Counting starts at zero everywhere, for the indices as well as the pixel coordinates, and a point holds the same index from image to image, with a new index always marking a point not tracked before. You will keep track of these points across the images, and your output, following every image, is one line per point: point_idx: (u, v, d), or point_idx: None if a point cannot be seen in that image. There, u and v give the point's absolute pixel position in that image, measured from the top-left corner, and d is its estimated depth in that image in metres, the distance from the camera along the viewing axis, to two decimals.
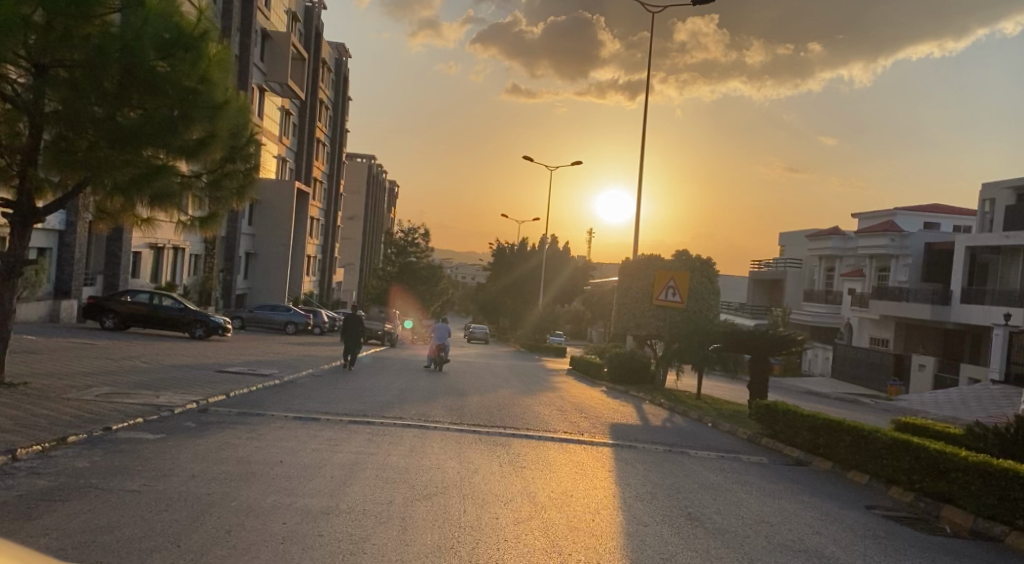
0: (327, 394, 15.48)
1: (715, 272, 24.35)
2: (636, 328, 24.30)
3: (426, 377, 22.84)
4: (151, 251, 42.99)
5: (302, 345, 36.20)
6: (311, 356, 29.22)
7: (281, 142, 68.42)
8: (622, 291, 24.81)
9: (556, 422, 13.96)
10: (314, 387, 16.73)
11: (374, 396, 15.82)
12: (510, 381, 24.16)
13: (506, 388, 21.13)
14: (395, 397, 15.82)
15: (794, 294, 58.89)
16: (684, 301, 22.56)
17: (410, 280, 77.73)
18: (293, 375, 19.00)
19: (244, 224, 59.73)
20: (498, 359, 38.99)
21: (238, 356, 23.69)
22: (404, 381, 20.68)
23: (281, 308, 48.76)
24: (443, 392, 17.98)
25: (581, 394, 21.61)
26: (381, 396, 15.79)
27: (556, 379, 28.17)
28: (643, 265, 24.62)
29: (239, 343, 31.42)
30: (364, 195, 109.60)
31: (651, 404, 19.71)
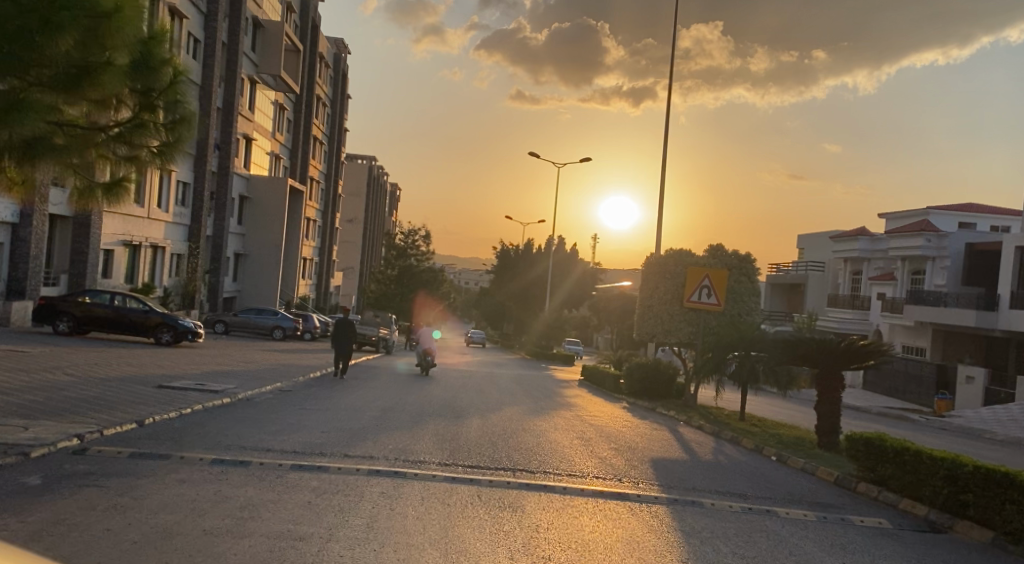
0: (288, 419, 12.10)
1: (754, 269, 20.99)
2: (663, 335, 20.81)
3: (420, 391, 19.56)
4: (126, 250, 39.72)
5: (287, 353, 32.93)
6: (291, 364, 25.93)
7: (274, 139, 65.21)
8: (647, 293, 21.41)
9: (580, 458, 10.56)
10: (275, 410, 13.34)
11: (347, 421, 12.39)
12: (515, 396, 20.79)
13: (513, 406, 17.81)
14: (375, 422, 12.42)
15: (818, 299, 55.33)
16: (721, 303, 19.47)
17: (411, 284, 74.48)
18: (257, 392, 15.63)
19: (233, 223, 56.46)
20: (503, 370, 35.60)
21: (202, 366, 20.39)
22: (390, 397, 17.42)
23: (269, 311, 45.45)
24: (436, 412, 14.63)
25: (601, 413, 18.23)
26: (356, 421, 12.40)
27: (568, 392, 24.76)
28: (672, 262, 21.11)
29: (214, 350, 28.20)
30: (364, 197, 106.43)
31: (689, 427, 16.30)
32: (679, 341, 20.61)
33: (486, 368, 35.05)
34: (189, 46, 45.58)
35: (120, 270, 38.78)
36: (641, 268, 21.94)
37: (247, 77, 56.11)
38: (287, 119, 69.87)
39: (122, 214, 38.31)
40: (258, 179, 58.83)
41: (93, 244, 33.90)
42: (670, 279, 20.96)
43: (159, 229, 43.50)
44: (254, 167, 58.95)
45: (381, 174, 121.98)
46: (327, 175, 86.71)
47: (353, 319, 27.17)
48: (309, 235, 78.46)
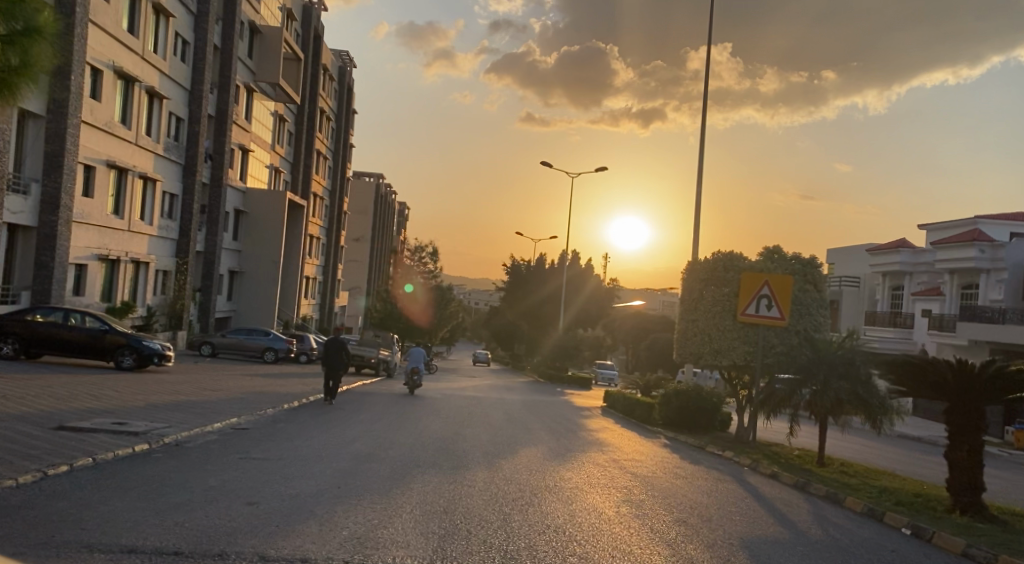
0: (211, 477, 8.44)
1: (822, 276, 17.40)
2: (712, 356, 17.07)
3: (416, 424, 15.93)
4: (103, 265, 36.37)
5: (274, 377, 29.37)
6: (269, 390, 22.30)
7: (274, 151, 62.09)
8: (690, 304, 17.80)
9: (636, 548, 6.88)
10: (204, 460, 9.65)
11: (301, 480, 8.68)
12: (535, 430, 17.08)
13: (530, 446, 14.11)
14: (337, 482, 8.69)
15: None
16: (785, 316, 16.09)
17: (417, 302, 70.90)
18: (197, 432, 11.94)
19: (228, 238, 53.16)
20: (514, 395, 31.81)
21: (151, 396, 16.78)
22: (374, 433, 13.82)
23: (260, 331, 42.08)
24: (430, 462, 10.98)
25: (641, 454, 14.49)
26: (314, 480, 8.68)
27: (594, 424, 21.04)
28: (722, 267, 17.45)
29: (187, 374, 24.68)
30: (371, 215, 103.33)
31: (760, 475, 12.57)
32: (731, 363, 16.91)
33: (496, 394, 31.34)
34: (177, 47, 42.34)
35: (95, 287, 35.32)
36: (682, 276, 18.40)
37: (243, 85, 52.90)
38: (288, 131, 66.64)
39: (98, 226, 35.01)
40: (255, 193, 55.54)
41: (59, 258, 30.76)
42: (721, 287, 17.29)
43: (142, 243, 40.21)
44: (251, 180, 55.77)
45: (389, 192, 118.92)
46: (331, 192, 83.55)
47: (343, 336, 23.78)
48: (311, 253, 75.15)
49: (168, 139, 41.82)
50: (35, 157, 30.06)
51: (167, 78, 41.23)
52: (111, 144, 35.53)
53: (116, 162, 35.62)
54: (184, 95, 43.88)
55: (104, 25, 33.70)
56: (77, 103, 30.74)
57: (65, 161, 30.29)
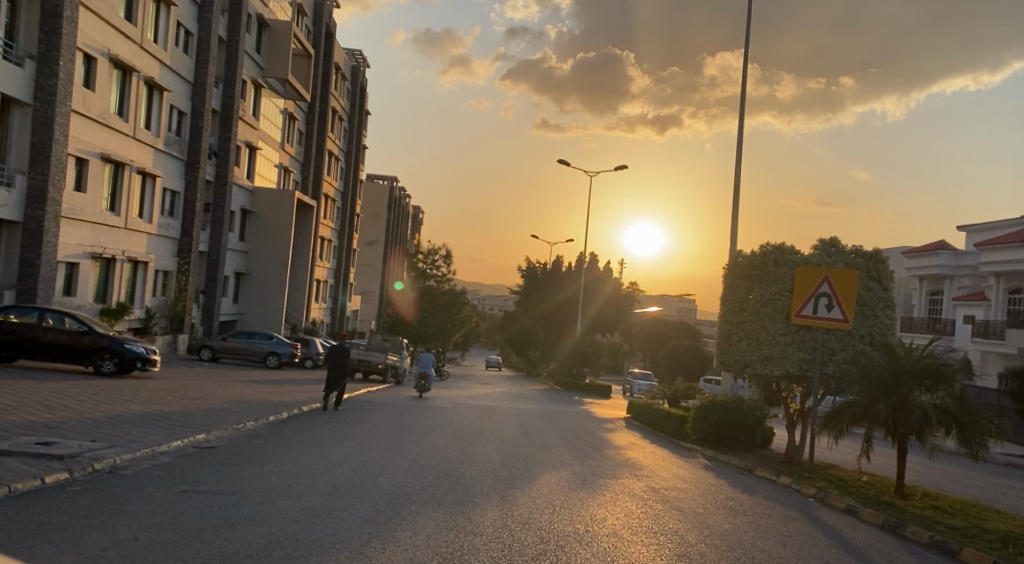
0: (121, 532, 6.13)
1: (887, 272, 15.07)
2: (762, 364, 14.78)
3: (418, 442, 13.67)
4: (98, 264, 34.43)
5: (271, 384, 27.30)
6: (260, 398, 20.13)
7: (283, 150, 60.13)
8: (736, 304, 15.53)
9: None
10: (129, 499, 7.36)
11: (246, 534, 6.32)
12: (555, 448, 14.88)
13: (551, 471, 11.79)
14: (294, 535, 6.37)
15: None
16: (848, 318, 13.87)
17: (429, 307, 68.45)
18: (142, 457, 9.65)
19: (233, 238, 51.28)
20: (530, 404, 29.50)
21: (114, 406, 14.61)
22: (364, 455, 11.54)
23: (262, 335, 40.04)
24: (428, 495, 8.74)
25: (681, 480, 12.23)
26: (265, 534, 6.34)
27: (620, 439, 18.78)
28: (772, 262, 15.14)
29: (174, 381, 22.61)
30: (384, 218, 101.47)
31: (833, 512, 10.26)
32: (785, 373, 14.61)
33: (511, 403, 29.14)
34: (179, 38, 40.35)
35: (88, 287, 33.30)
36: (723, 272, 16.17)
37: (252, 80, 50.88)
38: (298, 130, 64.61)
39: (91, 223, 32.93)
40: (262, 192, 53.61)
41: (46, 255, 28.83)
42: (772, 285, 15.00)
43: (141, 242, 38.23)
44: (258, 178, 53.87)
45: (403, 194, 117.19)
46: (343, 193, 81.63)
47: (346, 340, 21.77)
48: (322, 256, 73.27)
49: (169, 133, 39.81)
50: (20, 146, 28.04)
51: (169, 70, 39.22)
52: (107, 136, 33.54)
53: (111, 156, 33.57)
54: (187, 88, 41.88)
55: (99, 10, 31.70)
56: (66, 91, 28.79)
57: (53, 153, 28.33)
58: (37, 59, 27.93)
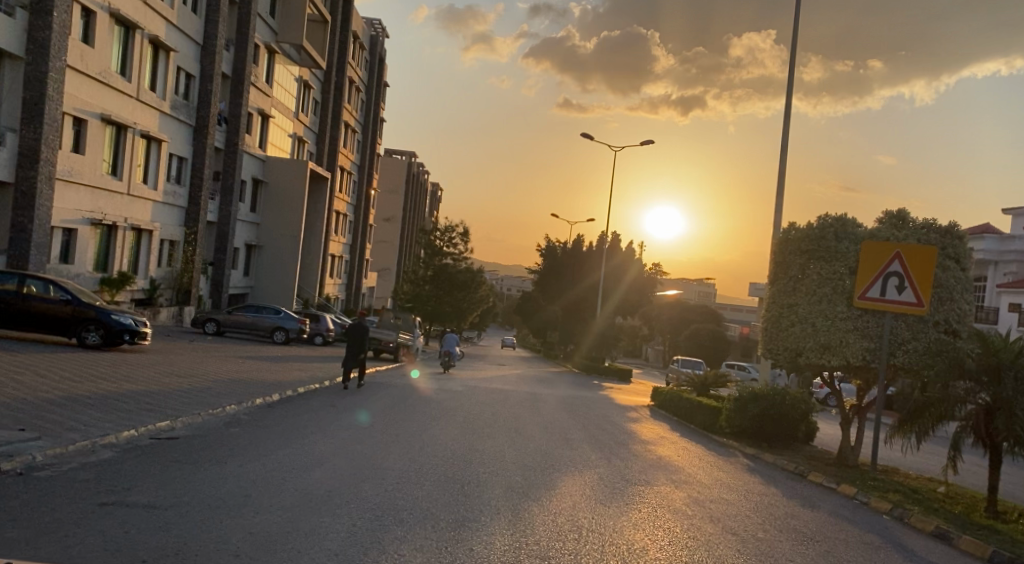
0: None
1: (967, 250, 12.99)
2: (818, 354, 12.87)
3: (420, 436, 11.82)
4: (99, 232, 32.77)
5: (272, 361, 25.60)
6: (253, 377, 18.40)
7: (297, 119, 58.21)
8: (787, 285, 13.60)
9: None
10: (19, 520, 5.55)
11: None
12: (579, 444, 13.05)
13: (574, 475, 9.94)
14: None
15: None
16: (923, 302, 11.93)
17: (445, 285, 66.60)
18: (72, 453, 7.82)
19: (244, 209, 49.64)
20: (547, 388, 27.65)
21: (76, 385, 12.86)
22: (354, 453, 9.72)
23: (269, 309, 38.43)
24: (423, 515, 6.87)
25: (724, 488, 10.38)
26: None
27: (647, 432, 16.93)
28: (832, 236, 13.16)
29: (166, 356, 20.97)
30: (402, 194, 99.49)
31: (925, 542, 8.34)
32: (844, 364, 12.71)
33: (526, 387, 27.32)
34: None
35: (87, 255, 31.61)
36: (774, 248, 14.17)
37: (265, 46, 48.89)
38: (314, 100, 62.60)
39: (91, 187, 31.08)
40: (275, 162, 51.85)
41: (39, 220, 27.28)
42: (831, 262, 13.05)
43: (145, 209, 36.43)
44: (271, 147, 52.07)
45: (420, 170, 114.97)
46: (360, 167, 79.72)
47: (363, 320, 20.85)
48: (337, 230, 71.73)
49: (176, 96, 37.93)
50: (12, 102, 26.29)
51: (176, 29, 37.14)
52: (109, 97, 31.73)
53: (112, 118, 31.48)
54: (196, 50, 39.83)
55: None
56: (61, 44, 26.98)
57: (45, 110, 26.56)
58: (30, 9, 26.11)
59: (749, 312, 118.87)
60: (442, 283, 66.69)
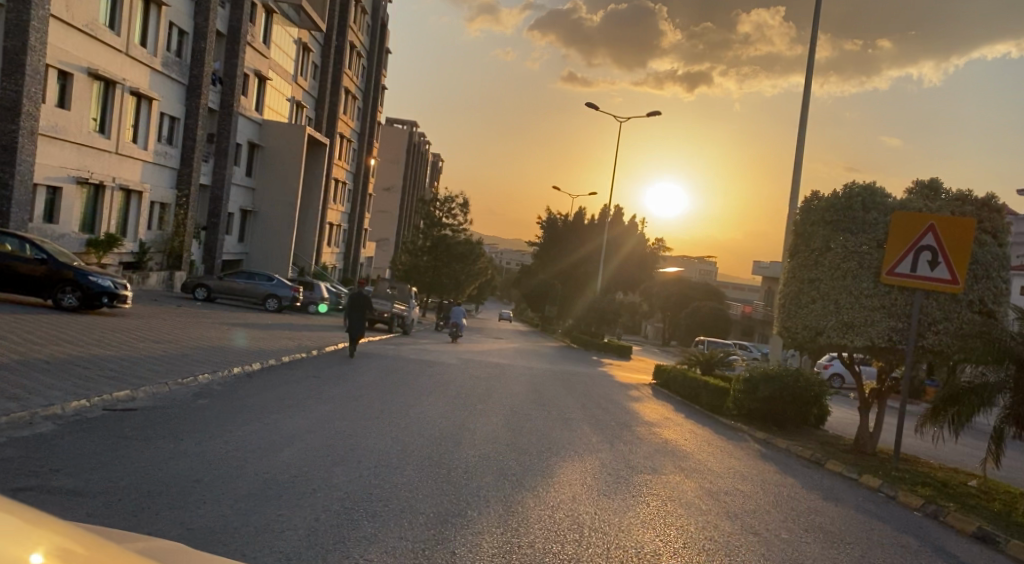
0: None
1: (1005, 225, 11.96)
2: (839, 333, 11.94)
3: (406, 412, 10.88)
4: (85, 192, 31.61)
5: (261, 328, 24.66)
6: (236, 345, 17.45)
7: (295, 82, 56.80)
8: (808, 258, 12.62)
9: None
10: None
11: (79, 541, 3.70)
12: (580, 424, 12.16)
13: (575, 460, 9.03)
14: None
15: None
16: (957, 279, 10.94)
17: (444, 257, 65.57)
18: (3, 427, 6.84)
19: (239, 172, 48.46)
20: (546, 364, 26.77)
21: (37, 348, 11.88)
22: (329, 432, 8.75)
23: (262, 276, 37.47)
24: (401, 507, 5.93)
25: (734, 477, 9.51)
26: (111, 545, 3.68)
27: (651, 412, 16.05)
28: (859, 206, 12.14)
29: (148, 320, 20.00)
30: (402, 163, 98.04)
31: (969, 546, 7.44)
32: (868, 345, 11.77)
33: (524, 361, 26.44)
34: None
35: (72, 214, 30.50)
36: (795, 219, 13.14)
37: (263, 5, 47.36)
38: (313, 63, 61.06)
39: (77, 144, 29.94)
40: (272, 125, 50.56)
41: (20, 176, 26.20)
42: (858, 234, 12.06)
43: (135, 169, 35.26)
44: (267, 111, 50.75)
45: (422, 140, 113.42)
46: (360, 134, 78.22)
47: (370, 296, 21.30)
48: (335, 197, 70.52)
49: (168, 53, 36.62)
50: None
51: None
52: (97, 50, 30.45)
53: (100, 73, 30.23)
54: (190, 6, 38.40)
55: None
56: None
57: (26, 61, 25.32)
58: None
59: (751, 292, 117.94)
60: (441, 255, 65.66)
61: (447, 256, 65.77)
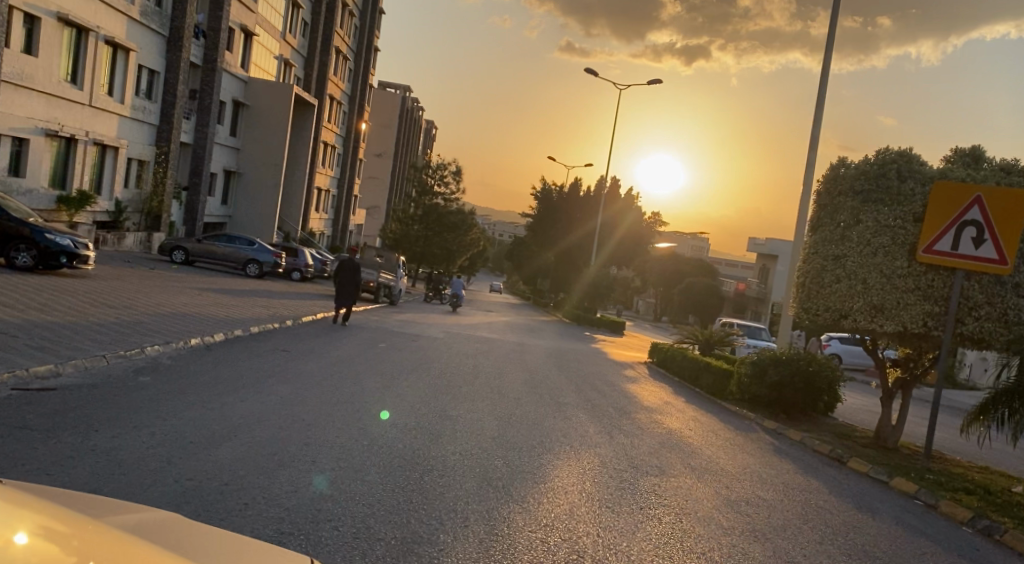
0: None
1: None
2: (868, 316, 10.69)
3: (379, 396, 9.61)
4: (56, 145, 29.98)
5: (237, 295, 23.31)
6: (201, 312, 16.08)
7: (284, 39, 54.79)
8: (834, 232, 11.33)
9: None
10: None
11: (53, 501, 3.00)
12: (573, 410, 10.96)
13: (570, 457, 7.81)
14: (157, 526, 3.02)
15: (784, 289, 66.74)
16: (1003, 260, 9.70)
17: (436, 226, 64.00)
18: None
19: (223, 131, 46.71)
20: (537, 339, 25.52)
21: None
22: (282, 423, 7.43)
23: (242, 240, 35.97)
24: (359, 533, 4.68)
25: (751, 479, 8.31)
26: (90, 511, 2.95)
27: (650, 397, 14.85)
28: (894, 175, 10.84)
29: (111, 284, 18.60)
30: (394, 129, 96.09)
31: None
32: (898, 330, 10.54)
33: (513, 335, 25.23)
34: None
35: (42, 168, 28.93)
36: (821, 188, 11.83)
37: None
38: (302, 21, 58.88)
39: (45, 95, 28.28)
40: (258, 83, 48.70)
41: None
42: (892, 206, 10.76)
43: (110, 123, 33.58)
44: (253, 68, 48.83)
45: (414, 105, 111.22)
46: (351, 97, 76.14)
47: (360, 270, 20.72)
48: (324, 162, 68.73)
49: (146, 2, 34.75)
50: None
51: None
52: None
53: (70, 19, 28.43)
54: None
55: None
56: None
57: None
58: None
59: (743, 269, 116.88)
60: (432, 224, 64.02)
61: (438, 225, 64.10)
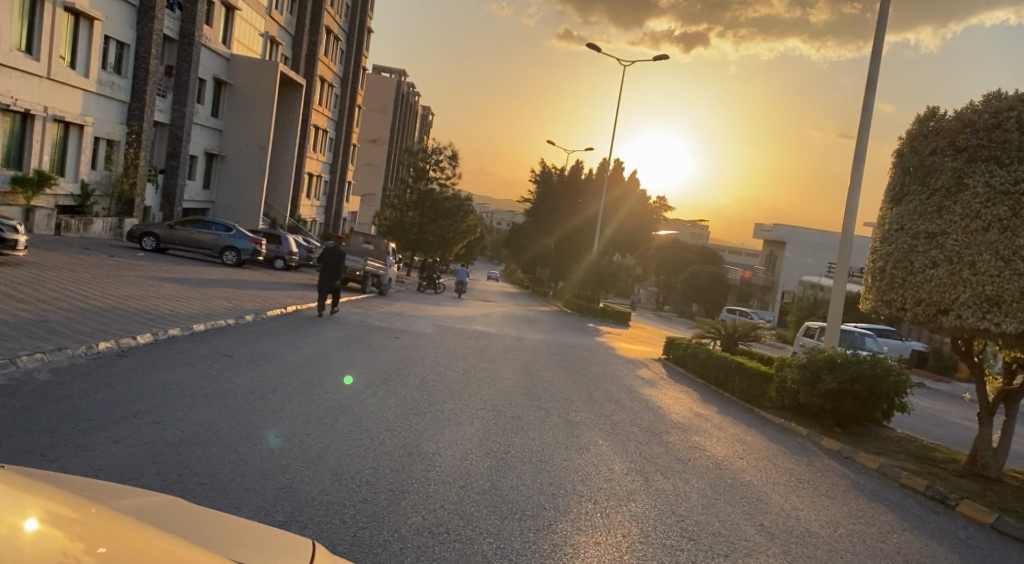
0: None
1: None
2: (978, 313, 8.13)
3: (330, 426, 7.05)
4: (9, 121, 27.34)
5: (200, 285, 20.68)
6: (140, 306, 13.49)
7: (269, 15, 51.84)
8: (926, 202, 8.72)
9: None
10: None
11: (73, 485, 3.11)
12: (591, 436, 8.44)
13: (596, 524, 5.32)
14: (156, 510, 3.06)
15: (792, 276, 64.07)
16: None
17: (431, 213, 61.29)
18: None
19: (202, 111, 43.91)
20: (538, 333, 22.91)
21: None
22: (154, 487, 4.82)
23: (218, 225, 33.25)
24: None
25: (853, 546, 5.82)
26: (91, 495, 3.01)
27: (678, 408, 12.28)
28: (1012, 126, 8.25)
29: (43, 272, 15.98)
30: (389, 113, 93.03)
31: None
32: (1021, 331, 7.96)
33: (511, 328, 22.62)
34: None
35: None
36: (908, 145, 9.20)
37: None
38: None
39: None
40: (241, 60, 45.93)
41: None
42: (1011, 166, 8.16)
43: (73, 99, 30.93)
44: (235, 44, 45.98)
45: (410, 88, 108.07)
46: (343, 79, 72.97)
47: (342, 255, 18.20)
48: (314, 146, 65.86)
49: None
50: None
51: None
52: None
53: None
54: None
55: None
56: None
57: None
58: None
59: (748, 257, 114.04)
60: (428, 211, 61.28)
61: (433, 212, 61.40)
